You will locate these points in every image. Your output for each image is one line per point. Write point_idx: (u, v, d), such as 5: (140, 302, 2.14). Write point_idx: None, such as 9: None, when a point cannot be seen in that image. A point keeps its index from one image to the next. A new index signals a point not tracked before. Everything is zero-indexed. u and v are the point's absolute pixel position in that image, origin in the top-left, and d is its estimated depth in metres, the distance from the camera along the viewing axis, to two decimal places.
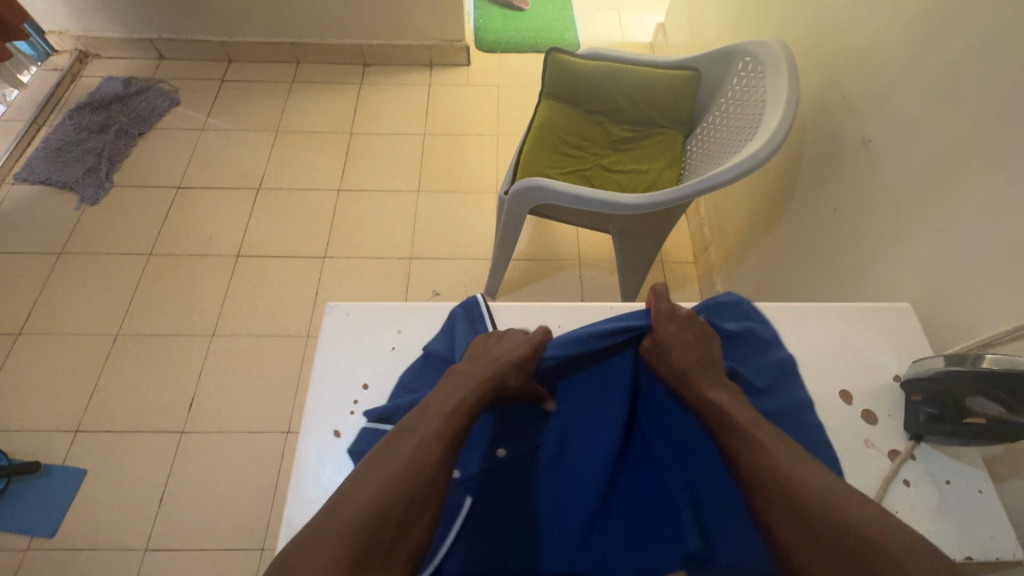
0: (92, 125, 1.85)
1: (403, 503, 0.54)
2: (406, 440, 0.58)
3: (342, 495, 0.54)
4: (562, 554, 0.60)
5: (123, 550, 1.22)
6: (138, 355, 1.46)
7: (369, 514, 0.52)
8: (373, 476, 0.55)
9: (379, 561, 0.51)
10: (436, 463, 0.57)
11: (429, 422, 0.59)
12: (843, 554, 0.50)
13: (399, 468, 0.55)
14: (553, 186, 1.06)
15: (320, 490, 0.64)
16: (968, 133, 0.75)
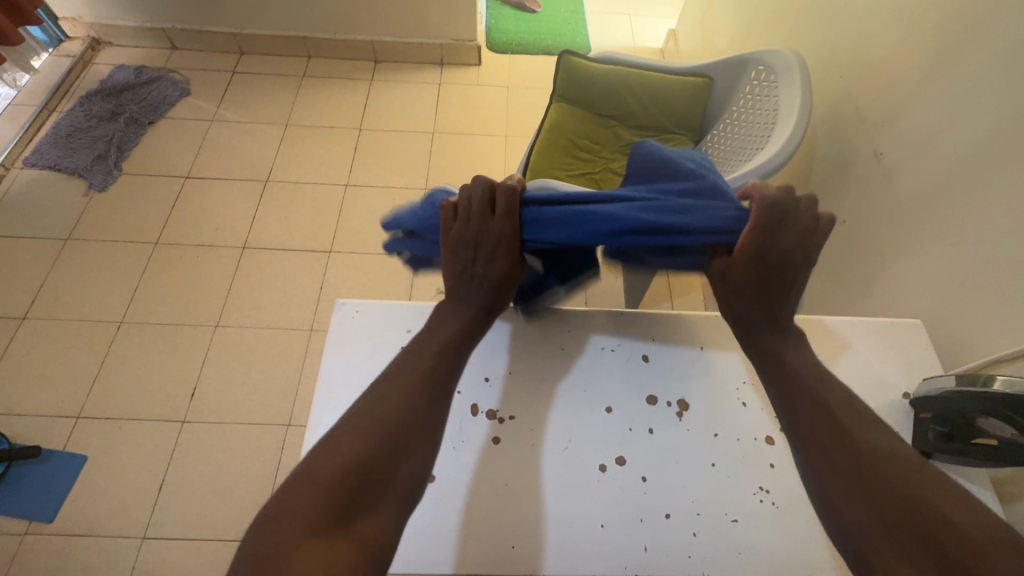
0: (103, 112, 1.85)
1: (389, 449, 0.51)
2: (395, 384, 0.55)
3: (324, 444, 0.50)
4: (565, 530, 0.60)
5: (121, 538, 1.22)
6: (141, 343, 1.46)
7: (354, 457, 0.49)
8: (360, 421, 0.52)
9: (365, 511, 0.48)
10: (424, 402, 0.55)
11: (419, 365, 0.57)
12: (915, 523, 0.45)
13: (387, 415, 0.52)
14: (562, 189, 1.06)
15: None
16: (982, 150, 0.75)
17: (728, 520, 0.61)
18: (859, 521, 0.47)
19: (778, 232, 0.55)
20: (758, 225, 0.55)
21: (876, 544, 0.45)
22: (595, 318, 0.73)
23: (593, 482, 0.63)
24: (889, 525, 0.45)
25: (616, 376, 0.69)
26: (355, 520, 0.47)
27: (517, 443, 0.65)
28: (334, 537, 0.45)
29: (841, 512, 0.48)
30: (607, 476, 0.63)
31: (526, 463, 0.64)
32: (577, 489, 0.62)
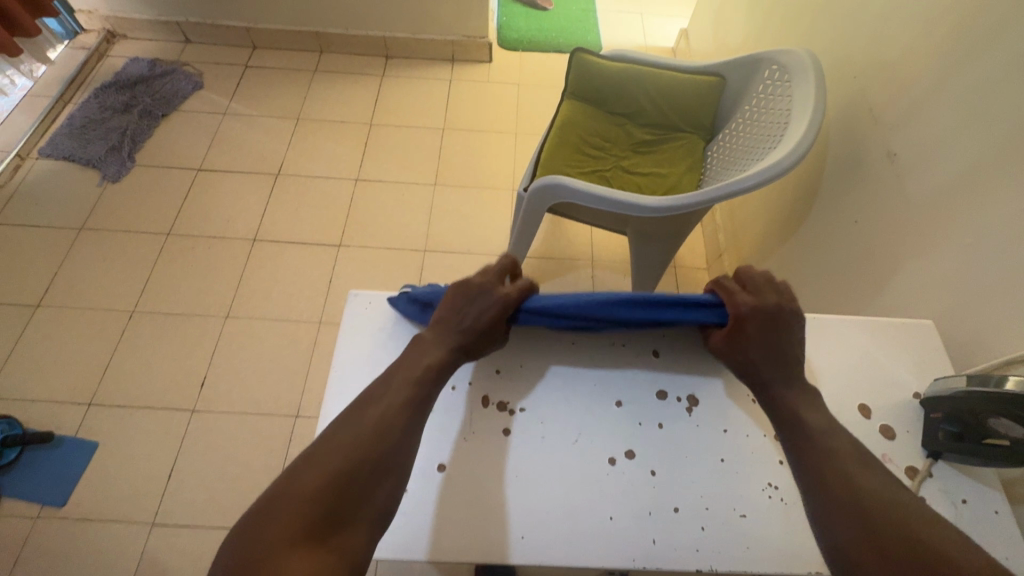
0: (117, 104, 1.87)
1: (370, 467, 0.52)
2: (374, 406, 0.56)
3: (303, 462, 0.51)
4: (573, 524, 0.60)
5: (131, 524, 1.24)
6: (152, 333, 1.48)
7: (331, 477, 0.50)
8: (337, 442, 0.52)
9: (345, 524, 0.49)
10: (404, 426, 0.55)
11: (398, 389, 0.57)
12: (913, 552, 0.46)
13: (367, 433, 0.53)
14: (573, 186, 1.06)
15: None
16: (996, 152, 0.75)
17: (736, 515, 0.61)
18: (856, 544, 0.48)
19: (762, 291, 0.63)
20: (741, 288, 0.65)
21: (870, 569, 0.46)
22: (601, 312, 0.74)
23: (603, 474, 0.63)
24: (888, 554, 0.46)
25: (625, 372, 0.70)
26: (334, 534, 0.48)
27: (527, 434, 0.65)
28: (316, 549, 0.46)
29: (838, 536, 0.49)
30: (617, 469, 0.63)
31: (535, 453, 0.64)
32: (585, 482, 0.62)
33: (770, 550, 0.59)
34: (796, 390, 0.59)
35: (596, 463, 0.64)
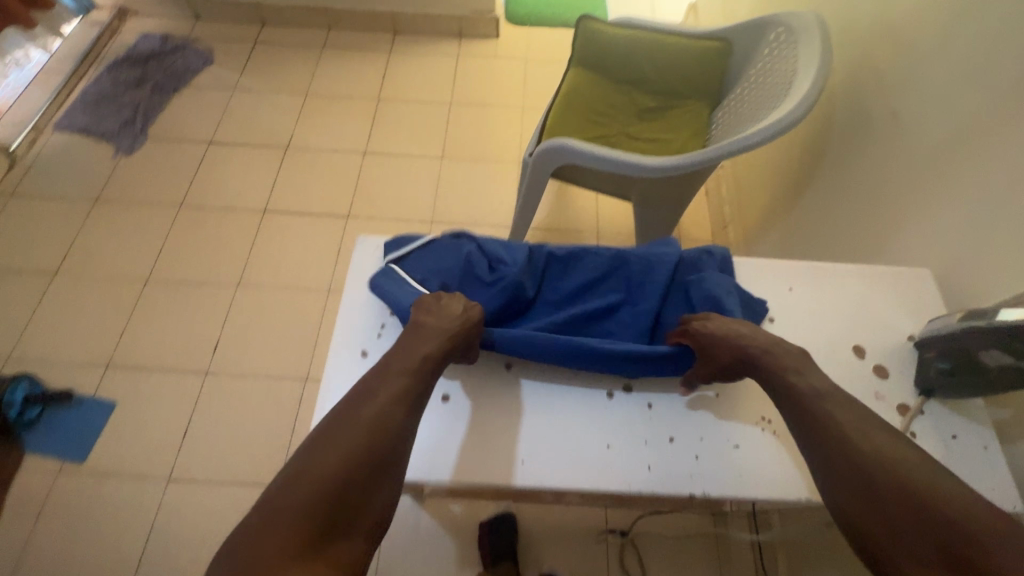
0: (130, 80, 1.90)
1: (364, 474, 0.53)
2: (370, 402, 0.58)
3: (301, 467, 0.53)
4: (570, 447, 0.64)
5: (148, 479, 1.28)
6: (166, 300, 1.52)
7: (329, 482, 0.52)
8: (336, 443, 0.54)
9: (342, 533, 0.51)
10: (401, 421, 0.57)
11: (393, 383, 0.59)
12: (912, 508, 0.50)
13: (359, 438, 0.55)
14: (577, 147, 1.07)
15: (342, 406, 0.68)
16: (999, 103, 0.75)
17: (729, 446, 0.65)
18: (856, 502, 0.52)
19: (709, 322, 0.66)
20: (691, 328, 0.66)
21: (868, 523, 0.51)
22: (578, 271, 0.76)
23: (602, 407, 0.67)
24: (886, 514, 0.50)
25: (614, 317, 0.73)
26: (331, 542, 0.50)
27: (530, 370, 0.70)
28: (312, 561, 0.48)
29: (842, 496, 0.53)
30: (614, 402, 0.68)
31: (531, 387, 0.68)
32: (583, 417, 0.66)
33: (757, 476, 0.63)
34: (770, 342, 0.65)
35: (592, 398, 0.68)
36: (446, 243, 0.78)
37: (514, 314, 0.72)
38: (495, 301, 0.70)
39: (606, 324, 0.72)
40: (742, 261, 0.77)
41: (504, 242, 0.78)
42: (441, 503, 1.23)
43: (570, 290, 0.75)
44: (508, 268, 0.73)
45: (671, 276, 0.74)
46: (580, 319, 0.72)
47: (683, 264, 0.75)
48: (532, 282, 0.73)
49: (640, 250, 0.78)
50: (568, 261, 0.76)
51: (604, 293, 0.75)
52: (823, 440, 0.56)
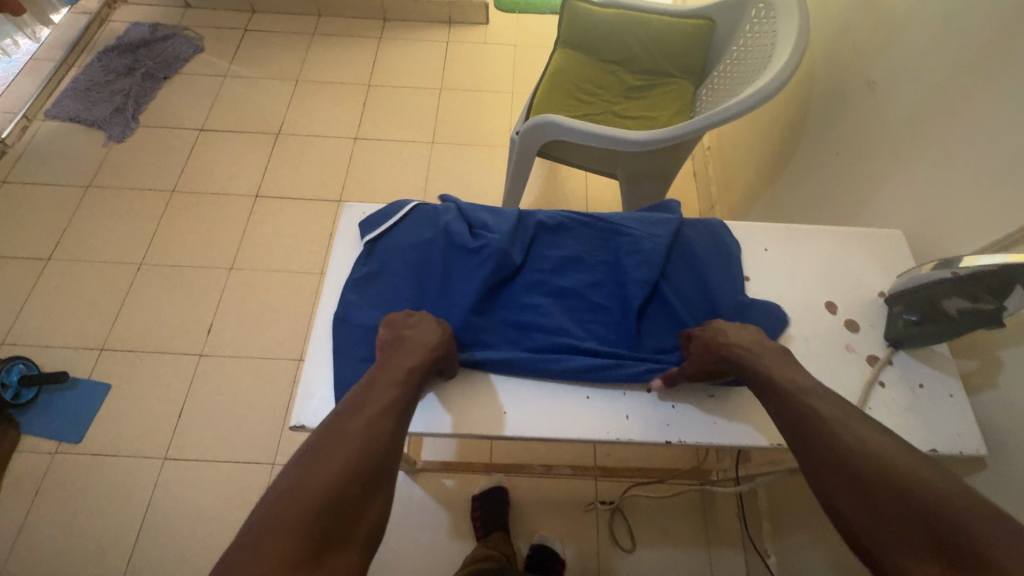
0: (120, 68, 1.90)
1: (360, 484, 0.52)
2: (358, 414, 0.56)
3: (290, 484, 0.50)
4: (553, 401, 0.67)
5: (145, 458, 1.30)
6: (159, 284, 1.53)
7: (325, 495, 0.49)
8: (327, 456, 0.52)
9: (340, 547, 0.48)
10: (392, 431, 0.56)
11: (381, 394, 0.58)
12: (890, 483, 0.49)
13: (351, 449, 0.53)
14: (563, 123, 1.09)
15: (327, 360, 0.67)
16: (967, 68, 0.77)
17: (705, 396, 0.68)
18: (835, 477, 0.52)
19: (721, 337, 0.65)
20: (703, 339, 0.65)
21: (845, 497, 0.51)
22: (568, 242, 0.77)
23: None
24: (861, 483, 0.50)
25: (602, 287, 0.74)
26: (331, 556, 0.47)
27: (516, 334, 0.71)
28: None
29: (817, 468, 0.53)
30: None
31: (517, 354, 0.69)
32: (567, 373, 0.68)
33: (730, 422, 0.66)
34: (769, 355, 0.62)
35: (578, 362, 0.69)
36: (436, 207, 0.78)
37: (501, 283, 0.73)
38: (481, 270, 0.71)
39: (594, 294, 0.73)
40: (732, 226, 0.78)
41: (492, 210, 0.79)
42: (434, 478, 1.25)
43: (557, 260, 0.75)
44: (495, 236, 0.74)
45: (665, 251, 0.74)
46: (567, 290, 0.73)
47: (677, 238, 0.76)
48: (519, 250, 0.75)
49: (633, 222, 0.78)
50: (557, 230, 0.78)
51: (594, 262, 0.75)
52: (793, 416, 0.57)
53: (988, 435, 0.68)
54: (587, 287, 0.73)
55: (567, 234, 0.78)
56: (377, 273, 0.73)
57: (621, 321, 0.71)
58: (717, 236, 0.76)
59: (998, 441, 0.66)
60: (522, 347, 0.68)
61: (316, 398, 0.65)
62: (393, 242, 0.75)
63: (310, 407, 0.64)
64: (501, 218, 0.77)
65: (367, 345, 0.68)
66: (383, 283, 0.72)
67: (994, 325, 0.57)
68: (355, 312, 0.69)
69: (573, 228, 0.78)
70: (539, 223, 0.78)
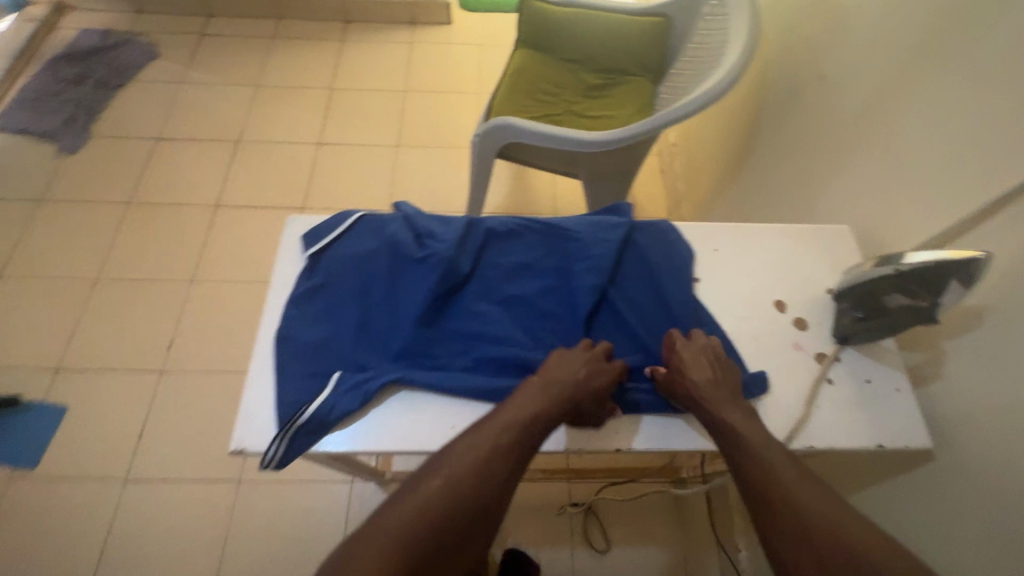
0: (71, 77, 1.84)
1: (461, 525, 0.54)
2: (473, 449, 0.57)
3: (397, 500, 0.55)
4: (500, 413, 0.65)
5: (105, 481, 1.26)
6: (117, 300, 1.48)
7: (423, 529, 0.53)
8: (433, 488, 0.55)
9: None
10: (501, 479, 0.56)
11: (504, 434, 0.58)
12: (842, 554, 0.49)
13: (462, 488, 0.55)
14: (518, 124, 1.09)
15: (266, 379, 0.65)
16: (908, 61, 0.78)
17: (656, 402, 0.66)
18: (789, 544, 0.50)
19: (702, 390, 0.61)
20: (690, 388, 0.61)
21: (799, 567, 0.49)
22: (518, 249, 0.76)
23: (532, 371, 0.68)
24: (813, 554, 0.49)
25: (553, 294, 0.72)
26: None
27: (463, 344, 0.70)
28: None
29: (766, 529, 0.52)
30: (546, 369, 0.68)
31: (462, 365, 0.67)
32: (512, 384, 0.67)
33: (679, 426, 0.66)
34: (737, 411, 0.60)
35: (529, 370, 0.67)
36: (382, 217, 0.77)
37: (450, 293, 0.72)
38: (427, 280, 0.70)
39: (545, 301, 0.71)
40: (681, 226, 0.78)
41: (441, 219, 0.78)
42: None
43: (508, 267, 0.74)
44: (441, 245, 0.73)
45: (615, 255, 0.73)
46: (517, 297, 0.72)
47: (627, 242, 0.76)
48: (467, 258, 0.73)
49: (584, 227, 0.77)
50: (508, 237, 0.77)
51: (545, 268, 0.74)
52: (745, 468, 0.56)
53: (938, 426, 0.68)
54: (537, 295, 0.72)
55: (518, 241, 0.77)
56: (321, 287, 0.71)
57: (570, 328, 0.70)
58: (665, 238, 0.76)
59: (948, 432, 0.67)
60: (471, 358, 0.67)
61: (256, 419, 0.62)
62: (338, 254, 0.73)
63: (249, 429, 0.62)
64: (450, 227, 0.76)
65: (310, 362, 0.66)
66: (327, 297, 0.71)
67: (934, 318, 0.59)
68: (297, 328, 0.68)
69: (524, 235, 0.77)
70: (489, 229, 0.77)
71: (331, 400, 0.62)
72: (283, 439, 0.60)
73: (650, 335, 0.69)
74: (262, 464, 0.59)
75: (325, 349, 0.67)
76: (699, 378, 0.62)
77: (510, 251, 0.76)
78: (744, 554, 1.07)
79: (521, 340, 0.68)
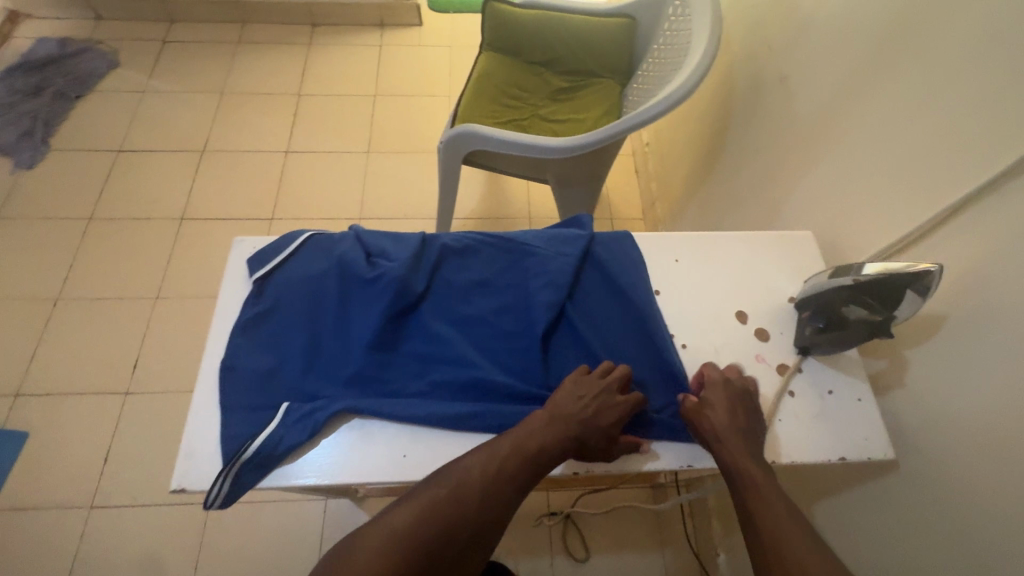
0: (26, 87, 1.76)
1: (466, 539, 0.54)
2: (483, 465, 0.57)
3: (404, 503, 0.55)
4: (457, 438, 0.63)
5: (69, 509, 1.22)
6: (80, 319, 1.44)
7: (430, 536, 0.53)
8: (439, 498, 0.55)
9: None
10: (508, 499, 0.56)
11: (516, 453, 0.57)
12: None
13: (471, 502, 0.55)
14: (482, 131, 1.07)
15: (210, 413, 0.62)
16: (867, 62, 0.77)
17: None
18: None
19: (720, 426, 0.59)
20: (711, 421, 0.59)
21: None
22: (475, 265, 0.74)
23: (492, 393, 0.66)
24: None
25: (512, 312, 0.70)
26: None
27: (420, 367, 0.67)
28: None
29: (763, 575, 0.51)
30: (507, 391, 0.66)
31: (418, 390, 0.65)
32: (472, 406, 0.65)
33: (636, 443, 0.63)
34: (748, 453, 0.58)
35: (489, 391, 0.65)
36: (333, 237, 0.75)
37: (405, 314, 0.70)
38: (380, 301, 0.68)
39: (502, 320, 0.70)
40: (642, 237, 0.77)
41: (395, 237, 0.76)
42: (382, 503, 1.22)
43: (464, 285, 0.72)
44: (393, 265, 0.70)
45: (572, 271, 0.72)
46: (474, 317, 0.70)
47: (586, 256, 0.74)
48: (421, 277, 0.71)
49: (542, 240, 0.76)
50: (464, 254, 0.75)
51: (502, 285, 0.73)
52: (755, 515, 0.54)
53: (903, 434, 0.68)
54: (495, 313, 0.70)
55: (475, 257, 0.75)
56: (268, 313, 0.68)
57: (527, 347, 0.68)
58: (625, 250, 0.75)
59: (911, 441, 0.66)
60: (427, 382, 0.65)
61: (198, 456, 0.60)
62: (286, 277, 0.71)
63: (190, 467, 0.59)
64: (404, 245, 0.74)
65: (256, 393, 0.63)
66: (276, 323, 0.68)
67: (888, 329, 0.59)
68: (243, 358, 0.65)
69: (481, 251, 0.75)
70: (445, 246, 0.75)
71: (277, 433, 0.60)
72: (226, 478, 0.57)
73: (610, 352, 0.68)
74: (205, 504, 0.57)
75: (273, 379, 0.64)
76: (721, 415, 0.60)
77: (467, 268, 0.74)
78: (723, 557, 1.10)
79: (479, 361, 0.66)
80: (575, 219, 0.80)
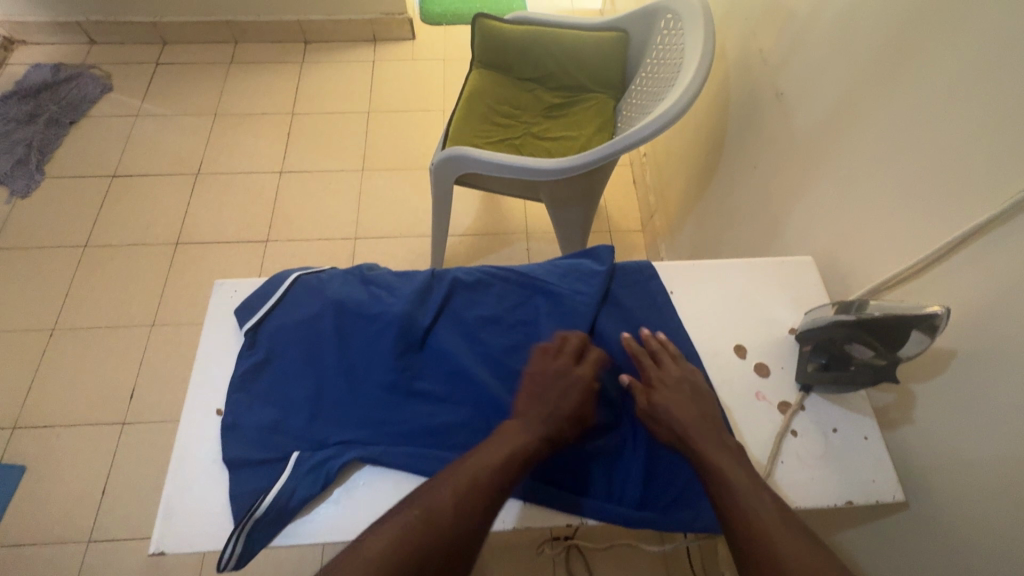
0: (20, 115, 1.76)
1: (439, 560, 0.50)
2: (459, 480, 0.54)
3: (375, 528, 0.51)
4: None
5: (67, 543, 1.21)
6: (75, 349, 1.43)
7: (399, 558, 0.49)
8: (411, 518, 0.51)
9: None
10: (485, 511, 0.53)
11: (491, 458, 0.55)
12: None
13: (445, 519, 0.51)
14: (474, 154, 1.04)
15: (212, 466, 0.61)
16: (865, 81, 0.74)
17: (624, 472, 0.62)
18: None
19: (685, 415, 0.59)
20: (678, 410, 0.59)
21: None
22: (485, 298, 0.72)
23: None
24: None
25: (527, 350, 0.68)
26: None
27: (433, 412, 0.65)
28: None
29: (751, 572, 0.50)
30: None
31: (429, 436, 0.63)
32: None
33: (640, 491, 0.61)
34: (719, 446, 0.57)
35: None
36: (337, 275, 0.73)
37: (413, 353, 0.67)
38: (386, 342, 0.66)
39: (516, 359, 0.67)
40: (661, 268, 0.75)
41: (400, 273, 0.74)
42: None
43: (475, 320, 0.70)
44: (397, 301, 0.69)
45: (588, 306, 0.69)
46: (487, 354, 0.68)
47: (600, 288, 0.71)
48: (427, 312, 0.69)
49: (556, 274, 0.73)
50: (475, 287, 0.72)
51: (515, 321, 0.70)
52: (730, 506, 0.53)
53: (912, 471, 0.65)
54: (508, 351, 0.68)
55: (485, 291, 0.72)
56: (271, 359, 0.67)
57: None
58: (644, 287, 0.72)
59: (921, 482, 0.63)
60: (441, 426, 0.63)
61: (179, 515, 0.58)
62: (287, 320, 0.69)
63: (173, 526, 0.58)
64: (409, 281, 0.72)
65: (260, 445, 0.61)
66: (278, 369, 0.66)
67: (893, 373, 0.56)
68: (245, 413, 0.63)
69: (490, 284, 0.73)
70: (455, 280, 0.73)
71: (289, 486, 0.58)
72: (239, 538, 0.55)
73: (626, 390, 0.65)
74: (218, 566, 0.54)
75: (277, 430, 0.63)
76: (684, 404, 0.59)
77: (477, 304, 0.71)
78: None
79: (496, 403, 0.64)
80: (594, 250, 0.76)
